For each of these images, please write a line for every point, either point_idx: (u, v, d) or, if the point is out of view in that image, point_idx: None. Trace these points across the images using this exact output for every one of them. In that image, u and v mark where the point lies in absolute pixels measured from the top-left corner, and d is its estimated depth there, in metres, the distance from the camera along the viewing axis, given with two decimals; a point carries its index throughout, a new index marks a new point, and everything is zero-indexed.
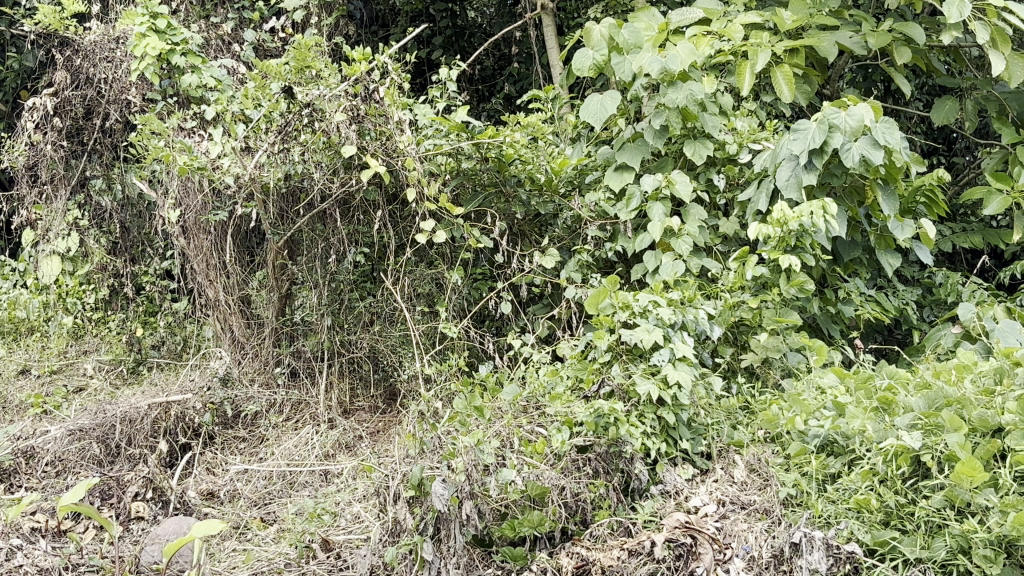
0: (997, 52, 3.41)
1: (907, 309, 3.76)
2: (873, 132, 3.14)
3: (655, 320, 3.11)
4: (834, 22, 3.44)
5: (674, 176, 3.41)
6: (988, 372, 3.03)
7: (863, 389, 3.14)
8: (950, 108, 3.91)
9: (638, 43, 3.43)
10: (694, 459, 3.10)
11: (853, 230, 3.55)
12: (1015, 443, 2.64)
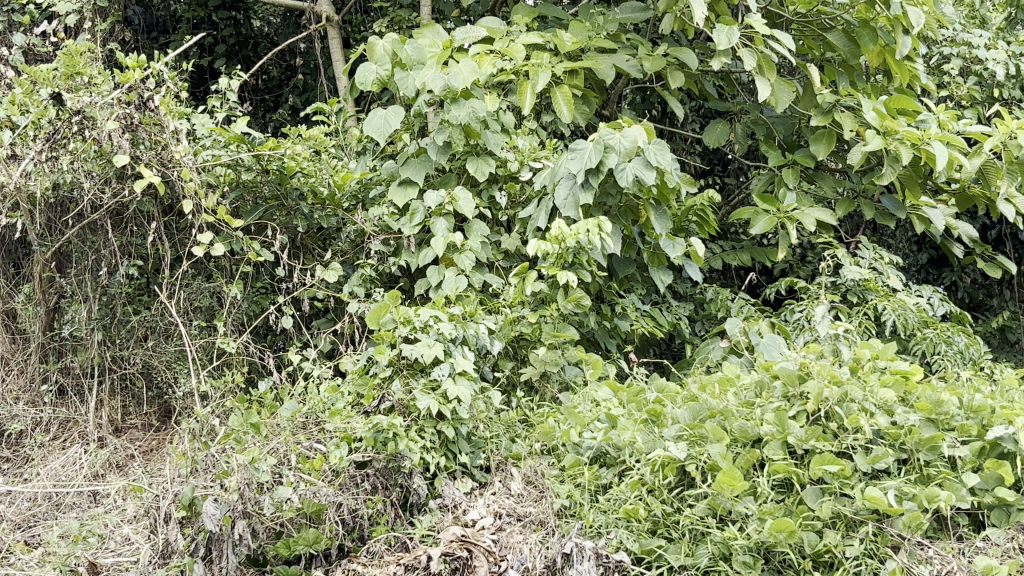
0: (763, 79, 3.58)
1: (680, 323, 3.92)
2: (646, 153, 3.27)
3: (436, 334, 3.13)
4: (611, 45, 3.57)
5: (457, 193, 3.44)
6: (749, 384, 3.18)
7: (634, 401, 3.26)
8: (722, 130, 4.08)
9: (421, 59, 3.42)
10: (473, 473, 3.14)
11: (628, 247, 3.69)
12: (773, 453, 2.80)
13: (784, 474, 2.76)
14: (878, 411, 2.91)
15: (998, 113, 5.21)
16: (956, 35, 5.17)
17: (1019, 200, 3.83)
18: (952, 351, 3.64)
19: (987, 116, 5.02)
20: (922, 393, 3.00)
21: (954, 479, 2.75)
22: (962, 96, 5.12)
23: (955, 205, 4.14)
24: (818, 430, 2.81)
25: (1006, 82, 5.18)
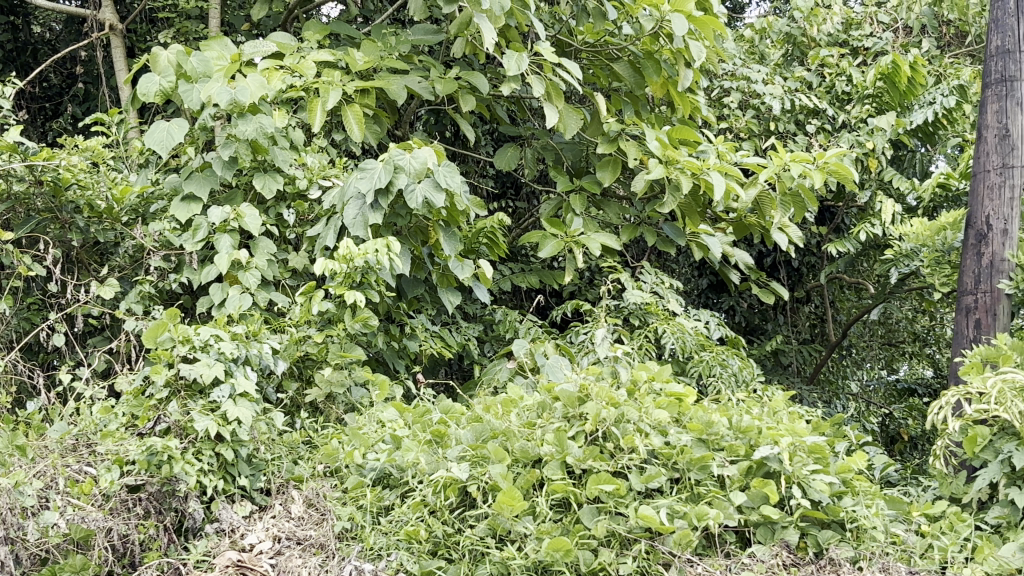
0: (551, 105, 3.68)
1: (469, 344, 3.95)
2: (435, 175, 3.28)
3: (217, 353, 3.02)
4: (402, 66, 3.58)
5: (243, 209, 3.36)
6: (532, 406, 3.22)
7: (419, 422, 3.26)
8: (513, 154, 4.11)
9: (207, 72, 3.36)
10: (253, 496, 3.06)
11: (417, 268, 3.72)
12: (552, 473, 2.85)
13: (562, 493, 2.82)
14: (653, 431, 3.01)
15: (773, 146, 5.47)
16: (736, 69, 5.41)
17: (790, 230, 4.05)
18: (727, 373, 3.82)
19: (763, 148, 5.27)
20: (694, 415, 3.12)
21: (722, 497, 2.85)
22: (740, 128, 5.36)
23: (732, 233, 4.32)
24: (595, 450, 2.88)
25: (781, 116, 5.44)
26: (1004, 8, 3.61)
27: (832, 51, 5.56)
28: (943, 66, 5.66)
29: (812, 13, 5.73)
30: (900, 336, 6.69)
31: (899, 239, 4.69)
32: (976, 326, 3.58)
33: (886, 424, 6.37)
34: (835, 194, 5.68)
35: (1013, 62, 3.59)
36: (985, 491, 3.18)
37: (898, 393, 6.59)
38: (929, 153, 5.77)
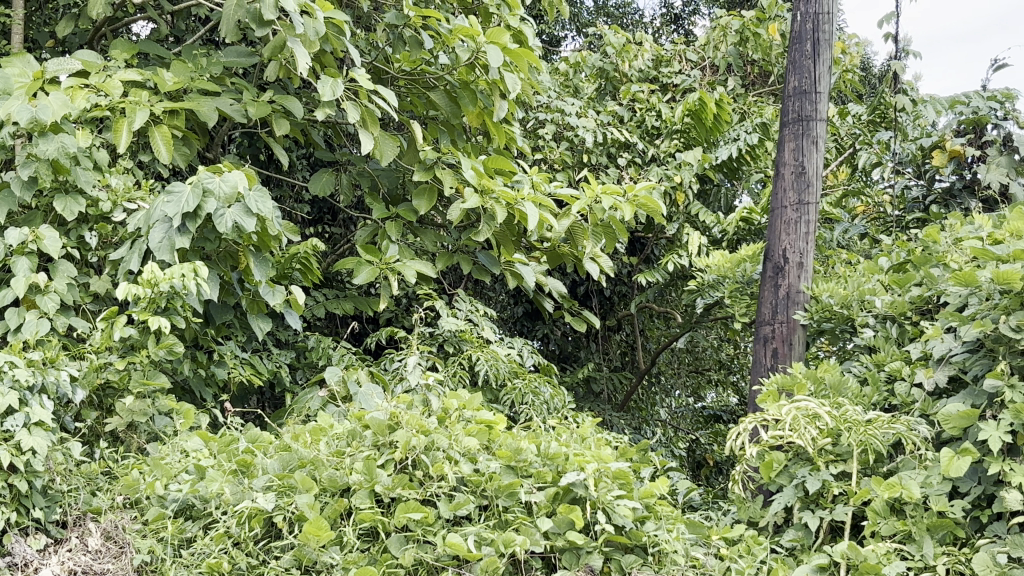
0: (366, 132, 3.67)
1: (280, 371, 3.91)
2: (247, 200, 3.23)
3: (11, 381, 2.85)
4: (213, 88, 3.52)
5: (42, 230, 3.23)
6: (342, 434, 3.19)
7: (225, 452, 3.19)
8: (327, 180, 4.07)
9: (6, 89, 3.24)
10: (48, 528, 2.92)
11: (225, 293, 3.65)
12: (359, 502, 2.83)
13: (369, 523, 2.80)
14: (462, 459, 3.03)
15: (586, 177, 5.59)
16: (550, 102, 5.51)
17: (601, 260, 4.16)
18: (538, 401, 3.89)
19: (577, 179, 5.38)
20: (503, 442, 3.15)
21: (529, 523, 2.91)
22: (554, 159, 5.46)
23: (545, 262, 4.39)
24: (404, 478, 2.88)
25: (594, 149, 5.57)
26: (801, 50, 3.78)
27: (643, 87, 5.74)
28: (747, 105, 5.91)
29: (624, 49, 5.91)
30: (706, 363, 7.06)
31: (704, 271, 4.85)
32: (774, 355, 3.72)
33: (693, 449, 6.55)
34: (645, 226, 5.84)
35: (810, 102, 3.75)
36: (779, 515, 3.31)
37: (703, 420, 6.80)
38: (734, 189, 6.00)
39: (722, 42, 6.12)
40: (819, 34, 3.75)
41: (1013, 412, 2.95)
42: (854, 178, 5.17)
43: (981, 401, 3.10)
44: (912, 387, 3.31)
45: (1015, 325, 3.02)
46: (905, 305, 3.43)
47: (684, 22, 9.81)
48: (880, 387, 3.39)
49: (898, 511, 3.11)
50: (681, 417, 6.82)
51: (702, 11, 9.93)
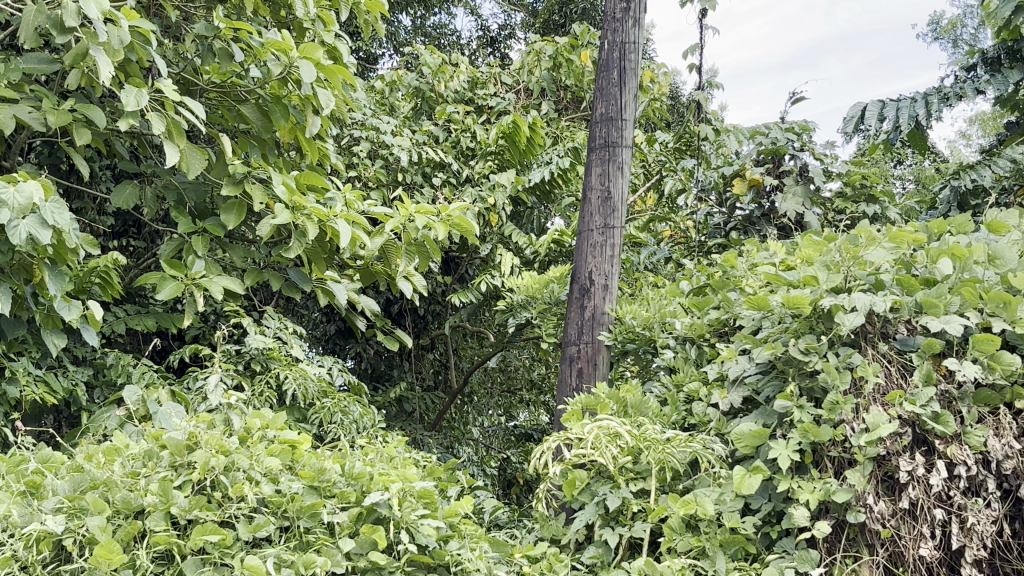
0: (172, 144, 3.57)
1: (77, 389, 3.78)
2: (43, 211, 3.12)
3: None
4: (10, 94, 3.37)
5: None
6: (138, 454, 3.07)
7: (12, 472, 3.03)
8: (131, 192, 3.96)
9: None
10: None
11: (17, 307, 3.50)
12: (154, 525, 2.73)
13: (164, 546, 2.70)
14: (263, 479, 2.98)
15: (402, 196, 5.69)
16: (365, 120, 5.56)
17: (415, 278, 4.16)
18: (347, 420, 3.86)
19: (392, 198, 5.42)
20: (306, 462, 3.11)
21: (330, 545, 2.88)
22: (369, 177, 5.50)
23: (359, 280, 4.36)
24: (202, 499, 2.80)
25: (409, 168, 5.67)
26: (609, 78, 3.87)
27: (458, 108, 5.94)
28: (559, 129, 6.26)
29: (440, 70, 6.13)
30: (519, 383, 7.29)
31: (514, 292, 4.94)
32: (579, 374, 3.76)
33: (504, 468, 6.78)
34: (459, 245, 5.93)
35: (615, 128, 3.84)
36: (581, 533, 3.37)
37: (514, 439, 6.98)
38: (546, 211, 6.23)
39: (536, 67, 6.38)
40: (625, 62, 3.85)
41: (801, 431, 3.08)
42: (661, 204, 5.32)
43: (772, 420, 3.23)
44: (708, 407, 3.43)
45: (803, 347, 3.16)
46: (704, 327, 3.57)
47: (500, 46, 11.29)
48: (679, 407, 3.52)
49: (693, 527, 3.22)
50: (493, 436, 6.96)
51: (517, 36, 11.40)
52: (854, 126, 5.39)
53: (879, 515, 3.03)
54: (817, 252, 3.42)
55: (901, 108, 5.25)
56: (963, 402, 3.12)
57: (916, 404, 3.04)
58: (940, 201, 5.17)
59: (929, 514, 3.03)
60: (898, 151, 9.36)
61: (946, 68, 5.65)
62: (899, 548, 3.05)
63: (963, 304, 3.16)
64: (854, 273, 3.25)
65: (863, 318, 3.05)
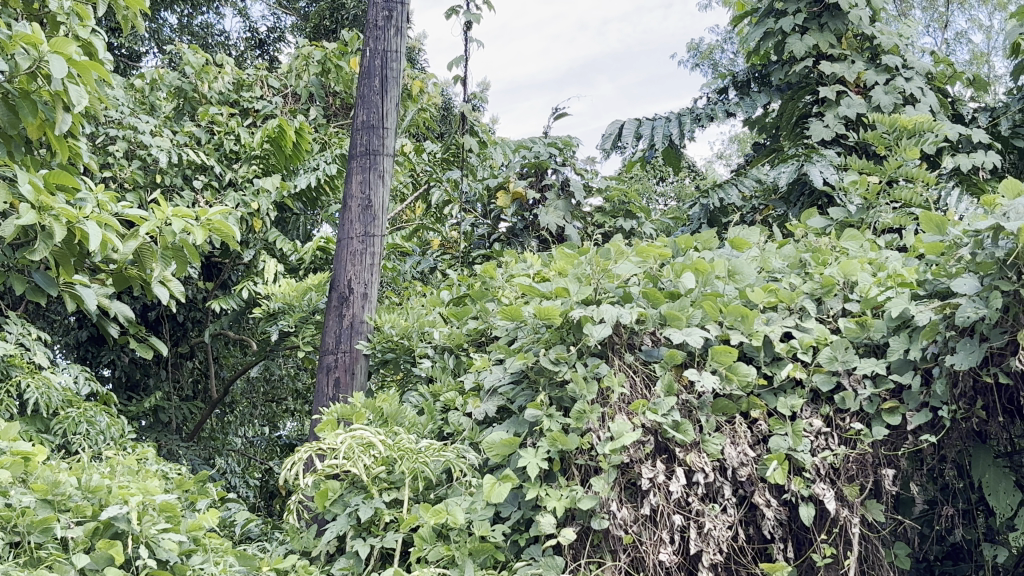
0: None
1: None
2: None
3: None
4: None
5: None
6: None
7: None
8: None
9: None
10: None
11: None
12: None
13: None
14: None
15: (159, 198, 5.69)
16: (123, 118, 5.48)
17: (170, 283, 4.04)
18: (93, 431, 3.72)
19: (148, 201, 5.48)
20: (39, 474, 2.94)
21: (63, 561, 2.72)
22: (125, 178, 5.49)
23: (111, 285, 4.21)
24: None
25: (168, 170, 5.65)
26: (370, 85, 3.86)
27: (221, 110, 6.00)
28: (325, 134, 6.74)
29: (203, 70, 6.16)
30: (283, 393, 7.55)
31: (269, 299, 5.01)
32: (336, 384, 3.71)
33: (267, 479, 7.05)
34: (222, 250, 6.01)
35: (377, 136, 3.83)
36: (332, 544, 3.31)
37: (277, 448, 7.24)
38: (312, 218, 6.54)
39: (304, 71, 6.65)
40: (387, 70, 3.85)
41: (549, 439, 3.13)
42: (428, 214, 5.38)
43: (522, 430, 3.28)
44: (462, 416, 3.47)
45: (554, 357, 3.22)
46: (462, 337, 3.64)
47: (268, 48, 12.40)
48: (435, 416, 3.54)
49: (444, 536, 3.20)
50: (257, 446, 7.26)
51: (286, 37, 12.50)
52: (613, 142, 5.58)
53: (622, 521, 3.11)
54: (569, 264, 3.50)
55: (656, 127, 5.49)
56: (702, 411, 3.24)
57: (657, 413, 3.14)
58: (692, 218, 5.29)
59: (668, 519, 3.15)
60: (653, 169, 9.89)
61: (701, 90, 5.89)
62: (640, 554, 3.13)
63: (704, 316, 3.32)
64: (604, 286, 3.37)
65: (610, 330, 3.13)
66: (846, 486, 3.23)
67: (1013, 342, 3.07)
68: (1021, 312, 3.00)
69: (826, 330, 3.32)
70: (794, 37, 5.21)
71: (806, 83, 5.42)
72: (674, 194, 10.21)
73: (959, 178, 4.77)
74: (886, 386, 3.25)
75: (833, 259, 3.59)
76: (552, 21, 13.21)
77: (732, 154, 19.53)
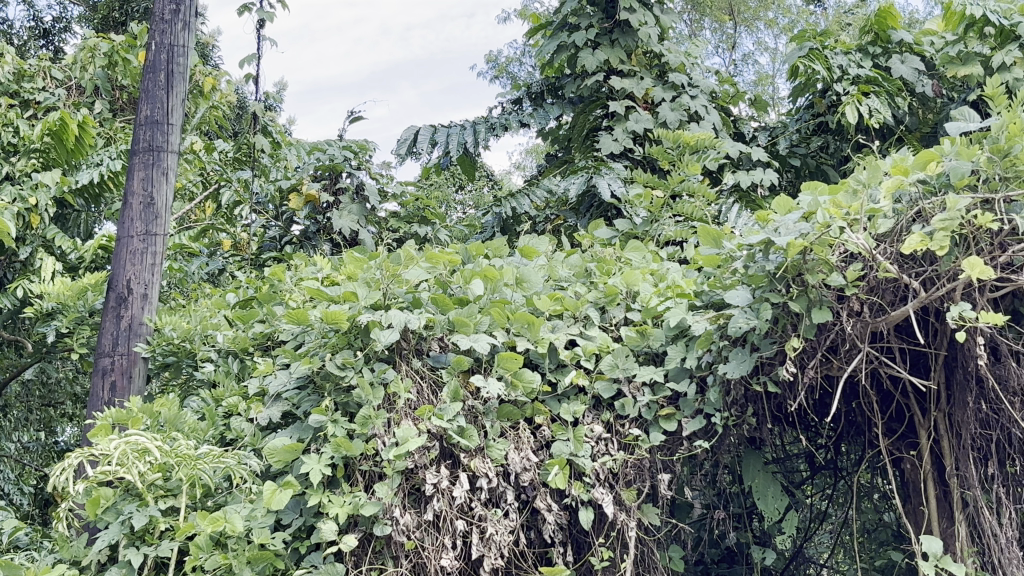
0: None
1: None
2: None
3: None
4: None
5: None
6: None
7: None
8: None
9: None
10: None
11: None
12: None
13: None
14: None
15: None
16: None
17: None
18: None
19: None
20: None
21: None
22: None
23: None
24: None
25: None
26: (154, 80, 3.74)
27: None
28: (112, 130, 6.56)
29: None
30: (59, 398, 7.30)
31: (44, 299, 4.82)
32: (111, 388, 3.56)
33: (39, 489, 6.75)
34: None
35: (161, 133, 3.72)
36: (103, 554, 3.18)
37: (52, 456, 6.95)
38: (93, 215, 6.39)
39: (89, 64, 6.46)
40: (173, 65, 3.76)
41: (333, 445, 3.07)
42: (219, 215, 5.27)
43: (306, 435, 3.22)
44: (245, 422, 3.40)
45: (340, 362, 3.17)
46: (247, 341, 3.57)
47: (53, 38, 11.82)
48: (216, 422, 3.46)
49: (221, 544, 3.12)
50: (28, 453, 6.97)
51: (73, 29, 11.98)
52: (407, 148, 5.57)
53: (404, 527, 3.09)
54: (359, 268, 3.47)
55: (450, 134, 5.54)
56: (487, 417, 3.27)
57: (443, 419, 3.14)
58: (486, 227, 5.34)
59: (450, 525, 3.16)
60: (450, 177, 9.99)
61: (496, 99, 5.97)
62: (421, 560, 3.13)
63: (491, 323, 3.35)
64: (393, 291, 3.34)
65: (397, 335, 3.12)
66: (624, 490, 3.33)
67: (782, 351, 3.22)
68: (788, 323, 3.15)
69: (608, 338, 3.42)
70: (586, 51, 5.36)
71: (597, 97, 5.52)
72: (473, 201, 10.32)
73: (739, 194, 5.01)
74: (664, 393, 3.37)
75: (617, 269, 3.71)
76: (356, 26, 13.16)
77: (532, 164, 19.86)
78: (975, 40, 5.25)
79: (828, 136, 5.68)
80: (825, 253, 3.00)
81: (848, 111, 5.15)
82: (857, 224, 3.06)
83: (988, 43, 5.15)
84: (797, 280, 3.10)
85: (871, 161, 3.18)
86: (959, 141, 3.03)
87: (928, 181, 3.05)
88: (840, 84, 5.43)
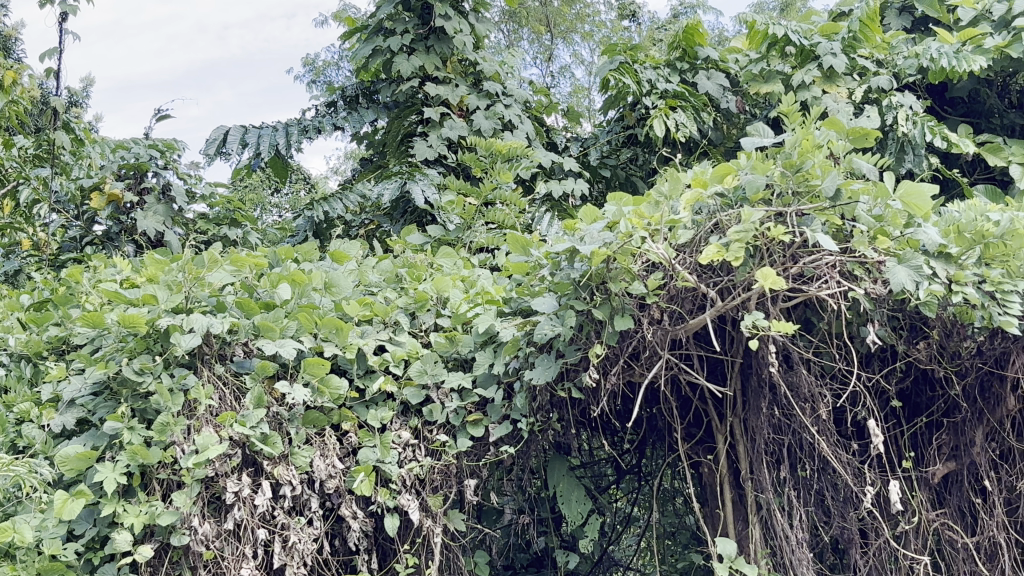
0: None
1: None
2: None
3: None
4: None
5: None
6: None
7: None
8: None
9: None
10: None
11: None
12: None
13: None
14: None
15: None
16: None
17: None
18: None
19: None
20: None
21: None
22: None
23: None
24: None
25: None
26: None
27: None
28: None
29: None
30: None
31: None
32: None
33: None
34: None
35: None
36: None
37: None
38: None
39: None
40: None
41: (129, 453, 2.97)
42: (18, 213, 5.05)
43: (101, 443, 3.12)
44: (37, 429, 3.26)
45: (137, 367, 3.08)
46: (41, 345, 3.43)
47: None
48: (6, 429, 3.31)
49: (9, 556, 2.97)
50: None
51: None
52: (216, 149, 5.45)
53: (203, 536, 3.02)
54: (161, 271, 3.38)
55: (262, 136, 5.46)
56: (292, 423, 3.21)
57: (245, 426, 3.07)
58: (297, 231, 5.28)
59: (252, 533, 3.10)
60: (259, 183, 9.84)
61: (310, 102, 5.91)
62: (221, 569, 3.07)
63: (298, 328, 3.30)
64: (196, 294, 3.26)
65: (199, 339, 3.05)
66: (430, 496, 3.32)
67: (586, 358, 3.29)
68: (592, 331, 3.22)
69: (417, 344, 3.41)
70: (400, 56, 5.36)
71: (412, 102, 5.54)
72: (287, 205, 10.17)
73: (550, 203, 5.10)
74: (472, 399, 3.39)
75: (427, 275, 3.72)
76: (169, 23, 12.83)
77: (352, 170, 19.71)
78: (777, 59, 5.47)
79: (637, 148, 5.85)
80: (628, 262, 3.08)
81: (657, 124, 5.34)
82: (659, 235, 3.13)
83: (788, 62, 5.43)
84: (600, 288, 3.17)
85: (672, 173, 3.27)
86: (754, 156, 3.13)
87: (725, 194, 3.15)
88: (649, 97, 5.57)
